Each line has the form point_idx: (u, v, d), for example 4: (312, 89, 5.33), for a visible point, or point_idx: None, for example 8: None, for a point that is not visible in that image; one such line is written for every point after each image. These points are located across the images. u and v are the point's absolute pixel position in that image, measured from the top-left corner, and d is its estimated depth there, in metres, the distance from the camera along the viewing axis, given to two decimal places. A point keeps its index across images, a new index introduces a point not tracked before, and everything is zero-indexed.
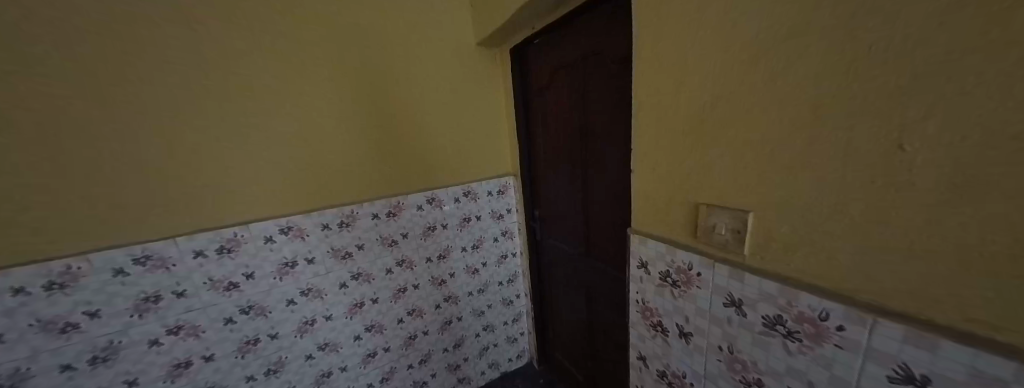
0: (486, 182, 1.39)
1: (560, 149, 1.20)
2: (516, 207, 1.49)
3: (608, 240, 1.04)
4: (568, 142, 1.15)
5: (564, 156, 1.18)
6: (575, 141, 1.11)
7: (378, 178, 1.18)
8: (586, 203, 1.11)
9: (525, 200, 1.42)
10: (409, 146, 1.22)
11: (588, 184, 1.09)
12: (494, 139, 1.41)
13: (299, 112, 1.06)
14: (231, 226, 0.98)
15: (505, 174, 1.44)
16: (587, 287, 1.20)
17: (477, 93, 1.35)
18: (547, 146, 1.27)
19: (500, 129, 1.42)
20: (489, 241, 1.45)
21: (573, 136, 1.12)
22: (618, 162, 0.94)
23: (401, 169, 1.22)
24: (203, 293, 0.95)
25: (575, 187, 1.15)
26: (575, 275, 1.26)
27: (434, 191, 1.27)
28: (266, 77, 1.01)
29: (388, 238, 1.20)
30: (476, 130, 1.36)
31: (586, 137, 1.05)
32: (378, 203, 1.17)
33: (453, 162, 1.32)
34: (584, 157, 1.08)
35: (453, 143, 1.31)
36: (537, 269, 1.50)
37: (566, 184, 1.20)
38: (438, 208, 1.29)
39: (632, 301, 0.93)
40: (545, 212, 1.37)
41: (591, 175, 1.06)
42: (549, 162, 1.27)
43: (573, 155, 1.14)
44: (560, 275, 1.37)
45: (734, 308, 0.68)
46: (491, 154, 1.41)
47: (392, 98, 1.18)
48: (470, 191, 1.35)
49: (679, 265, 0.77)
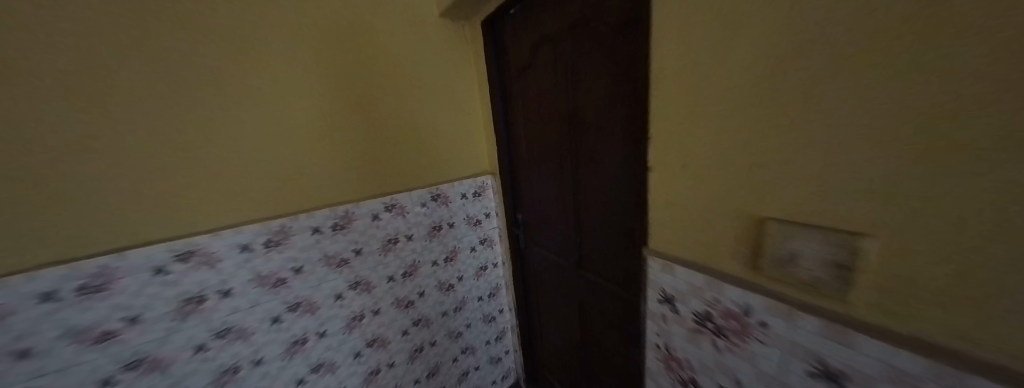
0: (459, 183, 1.17)
1: (545, 143, 0.99)
2: (495, 211, 1.28)
3: (606, 252, 0.85)
4: (555, 134, 0.95)
5: (551, 150, 0.97)
6: (564, 132, 0.91)
7: (319, 182, 0.93)
8: (579, 206, 0.92)
9: (507, 203, 1.22)
10: (358, 141, 0.98)
11: (580, 184, 0.89)
12: (465, 133, 1.18)
13: (186, 91, 0.73)
14: (98, 255, 0.69)
15: (481, 173, 1.23)
16: (582, 305, 1.02)
17: (445, 76, 1.12)
18: (529, 139, 1.06)
19: (473, 120, 1.20)
20: (465, 251, 1.23)
21: (561, 126, 0.91)
22: (617, 157, 0.75)
23: (349, 170, 0.97)
24: (62, 349, 0.68)
25: (566, 188, 0.96)
26: (568, 290, 1.07)
27: (394, 197, 1.04)
28: (131, 38, 0.67)
29: (335, 257, 0.96)
30: (445, 121, 1.13)
31: (577, 126, 0.85)
32: (320, 214, 0.92)
33: (417, 161, 1.08)
34: (574, 151, 0.88)
35: (415, 136, 1.07)
36: (522, 281, 1.30)
37: (554, 184, 1.00)
38: (400, 217, 1.06)
39: (650, 344, 0.68)
40: (530, 217, 1.17)
41: (584, 173, 0.87)
42: (533, 158, 1.07)
43: (561, 149, 0.94)
44: (549, 290, 1.18)
45: (824, 381, 0.42)
46: (464, 151, 1.19)
47: (334, 78, 0.92)
48: (439, 195, 1.13)
49: (726, 307, 0.51)
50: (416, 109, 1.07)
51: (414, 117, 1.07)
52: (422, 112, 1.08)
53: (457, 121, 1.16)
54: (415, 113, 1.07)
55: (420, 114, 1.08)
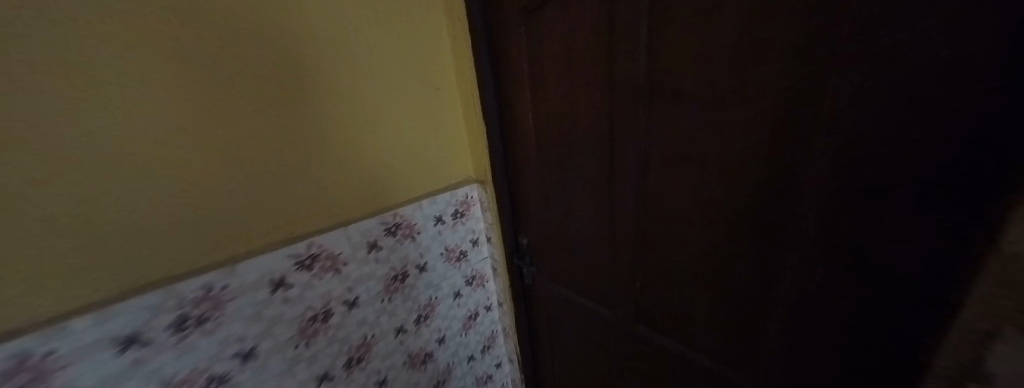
0: (432, 201, 0.72)
1: (580, 134, 0.59)
2: (486, 233, 0.86)
3: (715, 308, 0.52)
4: (600, 119, 0.54)
5: (595, 145, 0.57)
6: (625, 117, 0.51)
7: (113, 250, 0.41)
8: (653, 234, 0.56)
9: (508, 221, 0.82)
10: (209, 148, 0.46)
11: (659, 200, 0.52)
12: (435, 120, 0.70)
13: None
14: None
15: (463, 182, 0.79)
16: (641, 370, 0.69)
17: (390, 12, 0.59)
18: (546, 128, 0.64)
19: (447, 98, 0.72)
20: (446, 301, 0.81)
21: (617, 103, 0.51)
22: (772, 160, 0.37)
23: (197, 210, 0.46)
24: None
25: (623, 205, 0.58)
26: (611, 346, 0.73)
27: (311, 243, 0.56)
28: None
29: (191, 379, 0.48)
30: (396, 102, 0.63)
31: (659, 105, 0.46)
32: (133, 307, 0.42)
33: (349, 178, 0.60)
34: (649, 146, 0.50)
35: (340, 134, 0.57)
36: (530, 327, 0.92)
37: (596, 198, 0.62)
38: (328, 275, 0.58)
39: None
40: (545, 242, 0.78)
41: (668, 181, 0.50)
42: (551, 158, 0.66)
43: (614, 144, 0.54)
44: (574, 341, 0.82)
45: None
46: (435, 152, 0.71)
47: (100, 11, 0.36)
48: (398, 225, 0.67)
49: None
50: (339, 81, 0.56)
51: (332, 97, 0.55)
52: (351, 89, 0.57)
53: (420, 99, 0.67)
54: (336, 89, 0.56)
55: (347, 90, 0.57)
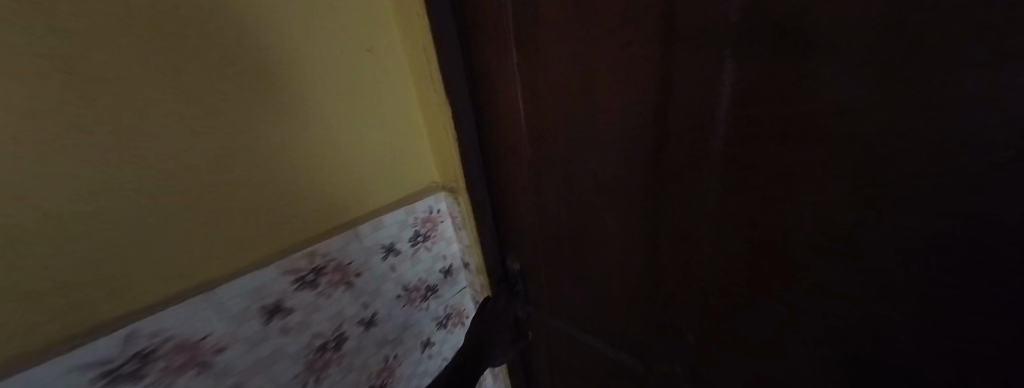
0: (377, 227, 0.47)
1: (607, 114, 0.36)
2: (464, 258, 0.62)
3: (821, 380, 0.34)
4: (645, 89, 0.32)
5: (635, 133, 0.35)
6: (693, 83, 0.28)
7: None
8: (727, 270, 0.35)
9: (496, 238, 0.60)
10: None
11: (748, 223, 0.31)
12: (367, 102, 0.45)
13: None
14: None
15: (425, 192, 0.54)
16: None
17: None
18: (548, 106, 0.41)
19: (386, 67, 0.46)
20: (412, 357, 0.58)
21: (677, 68, 0.29)
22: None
23: None
24: None
25: (677, 224, 0.37)
26: None
27: (133, 335, 0.31)
28: None
29: None
30: (287, 75, 0.37)
31: (778, 61, 0.23)
32: None
33: (213, 207, 0.34)
34: (741, 136, 0.28)
35: (178, 132, 0.31)
36: (532, 363, 0.72)
37: (633, 210, 0.41)
38: (185, 377, 0.34)
39: None
40: (550, 264, 0.57)
41: (771, 197, 0.28)
42: (558, 152, 0.45)
43: (670, 132, 0.32)
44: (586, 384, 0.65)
45: None
46: (375, 151, 0.47)
47: None
48: (317, 270, 0.42)
49: None
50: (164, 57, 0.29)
51: (148, 65, 0.28)
52: (189, 48, 0.30)
53: (344, 71, 0.42)
54: (156, 50, 0.29)
55: (183, 50, 0.30)
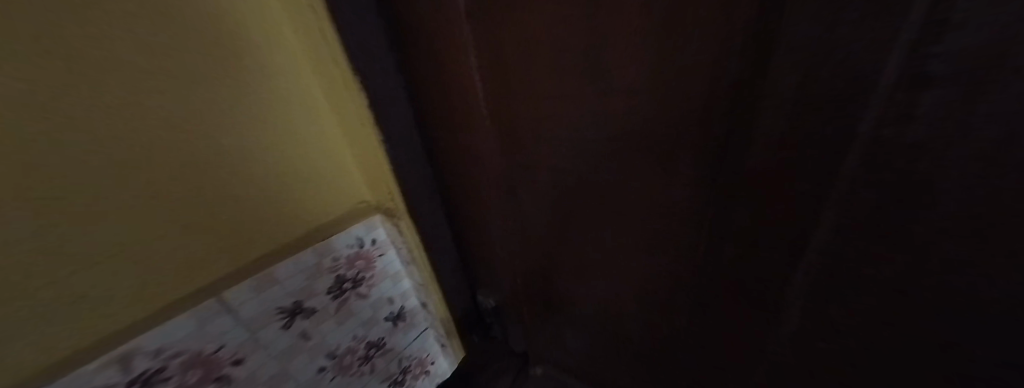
0: (267, 286, 0.31)
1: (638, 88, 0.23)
2: (422, 296, 0.46)
3: None
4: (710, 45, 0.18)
5: (692, 114, 0.22)
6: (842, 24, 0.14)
7: None
8: (820, 316, 0.24)
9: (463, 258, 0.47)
10: None
11: (888, 262, 0.19)
12: (233, 86, 0.26)
13: None
14: None
15: (351, 217, 0.37)
16: None
17: None
18: (535, 86, 0.26)
19: (252, 22, 0.26)
20: None
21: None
22: None
23: None
24: None
25: (743, 247, 0.25)
26: None
27: None
28: None
29: None
30: (38, 39, 0.18)
31: None
32: None
33: None
34: (927, 128, 0.14)
35: None
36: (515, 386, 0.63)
37: (668, 225, 0.29)
38: None
39: None
40: (533, 294, 0.44)
41: (953, 227, 0.16)
42: (547, 153, 0.30)
43: (765, 110, 0.18)
44: None
45: None
46: (253, 169, 0.29)
47: None
48: (143, 381, 0.25)
49: None
50: None
51: None
52: None
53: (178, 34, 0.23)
54: None
55: None
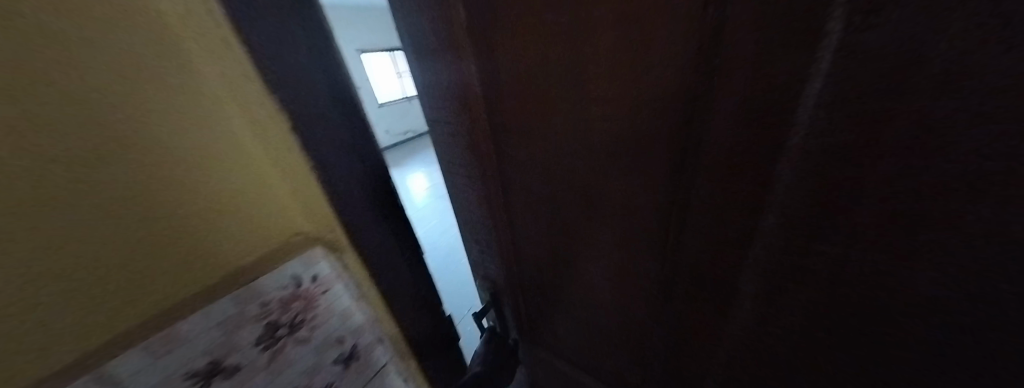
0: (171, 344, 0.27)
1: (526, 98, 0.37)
2: (376, 331, 0.42)
3: (806, 324, 0.32)
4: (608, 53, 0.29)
5: (665, 92, 0.28)
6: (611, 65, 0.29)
7: None
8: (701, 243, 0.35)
9: (482, 212, 0.56)
10: None
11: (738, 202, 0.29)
12: (160, 117, 0.27)
13: None
14: None
15: (289, 250, 0.35)
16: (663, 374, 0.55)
17: None
18: (502, 83, 0.38)
19: (165, 50, 0.27)
20: None
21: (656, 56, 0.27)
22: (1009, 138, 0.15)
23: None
24: None
25: (689, 190, 0.32)
26: (647, 361, 0.55)
27: None
28: None
29: None
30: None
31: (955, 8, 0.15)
32: None
33: None
34: (724, 122, 0.26)
35: None
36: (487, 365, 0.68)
37: (643, 183, 0.36)
38: None
39: None
40: (546, 248, 0.53)
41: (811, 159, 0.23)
42: (559, 127, 0.37)
43: (716, 82, 0.25)
44: (574, 343, 0.67)
45: None
46: (174, 203, 0.28)
47: None
48: None
49: None
50: None
51: None
52: None
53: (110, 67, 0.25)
54: None
55: None
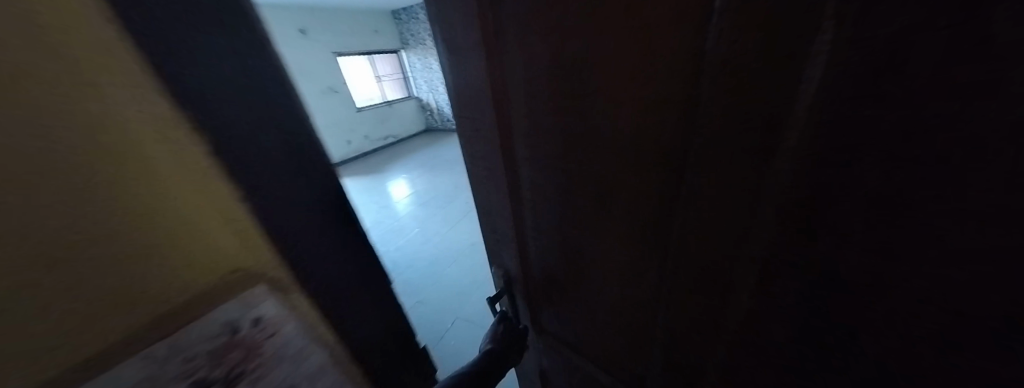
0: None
1: (543, 87, 0.41)
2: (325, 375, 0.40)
3: (777, 301, 0.31)
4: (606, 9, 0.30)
5: (651, 86, 0.31)
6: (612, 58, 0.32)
7: None
8: (679, 206, 0.36)
9: (501, 188, 0.57)
10: None
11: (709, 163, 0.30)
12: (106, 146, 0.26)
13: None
14: None
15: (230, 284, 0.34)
16: (645, 346, 0.55)
17: None
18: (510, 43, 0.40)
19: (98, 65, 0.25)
20: None
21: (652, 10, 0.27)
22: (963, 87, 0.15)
23: None
24: None
25: (675, 180, 0.35)
26: (632, 334, 0.55)
27: None
28: None
29: None
30: None
31: None
32: None
33: None
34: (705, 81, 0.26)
35: None
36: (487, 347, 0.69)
37: (634, 173, 0.38)
38: None
39: None
40: (554, 233, 0.56)
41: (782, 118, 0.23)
42: (566, 113, 0.40)
43: (692, 78, 0.28)
44: (575, 326, 0.66)
45: None
46: (96, 244, 0.26)
47: None
48: None
49: None
50: None
51: None
52: None
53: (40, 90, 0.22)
54: None
55: None
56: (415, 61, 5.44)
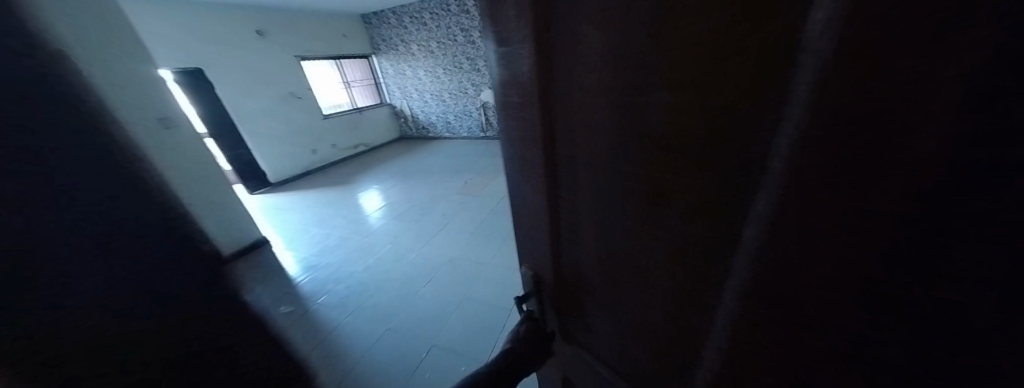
0: None
1: (601, 81, 0.35)
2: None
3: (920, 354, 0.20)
4: None
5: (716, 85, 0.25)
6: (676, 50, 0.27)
7: None
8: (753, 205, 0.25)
9: (539, 174, 0.48)
10: None
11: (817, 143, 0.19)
12: None
13: None
14: None
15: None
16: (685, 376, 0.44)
17: None
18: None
19: None
20: None
21: None
22: None
23: None
24: None
25: (740, 204, 0.27)
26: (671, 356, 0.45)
27: None
28: None
29: None
30: None
31: None
32: None
33: None
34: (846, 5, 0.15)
35: None
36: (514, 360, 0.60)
37: (690, 189, 0.31)
38: None
39: None
40: (595, 253, 0.48)
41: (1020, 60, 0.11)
42: (625, 111, 0.34)
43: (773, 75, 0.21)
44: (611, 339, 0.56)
45: None
46: None
47: None
48: None
49: None
50: None
51: None
52: None
53: None
54: None
55: None
56: (388, 66, 5.21)
